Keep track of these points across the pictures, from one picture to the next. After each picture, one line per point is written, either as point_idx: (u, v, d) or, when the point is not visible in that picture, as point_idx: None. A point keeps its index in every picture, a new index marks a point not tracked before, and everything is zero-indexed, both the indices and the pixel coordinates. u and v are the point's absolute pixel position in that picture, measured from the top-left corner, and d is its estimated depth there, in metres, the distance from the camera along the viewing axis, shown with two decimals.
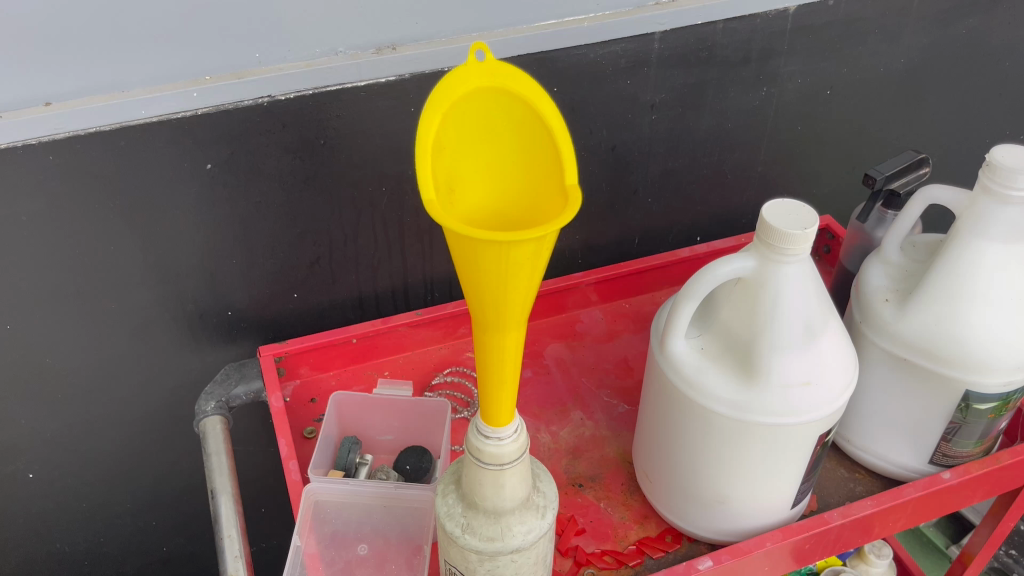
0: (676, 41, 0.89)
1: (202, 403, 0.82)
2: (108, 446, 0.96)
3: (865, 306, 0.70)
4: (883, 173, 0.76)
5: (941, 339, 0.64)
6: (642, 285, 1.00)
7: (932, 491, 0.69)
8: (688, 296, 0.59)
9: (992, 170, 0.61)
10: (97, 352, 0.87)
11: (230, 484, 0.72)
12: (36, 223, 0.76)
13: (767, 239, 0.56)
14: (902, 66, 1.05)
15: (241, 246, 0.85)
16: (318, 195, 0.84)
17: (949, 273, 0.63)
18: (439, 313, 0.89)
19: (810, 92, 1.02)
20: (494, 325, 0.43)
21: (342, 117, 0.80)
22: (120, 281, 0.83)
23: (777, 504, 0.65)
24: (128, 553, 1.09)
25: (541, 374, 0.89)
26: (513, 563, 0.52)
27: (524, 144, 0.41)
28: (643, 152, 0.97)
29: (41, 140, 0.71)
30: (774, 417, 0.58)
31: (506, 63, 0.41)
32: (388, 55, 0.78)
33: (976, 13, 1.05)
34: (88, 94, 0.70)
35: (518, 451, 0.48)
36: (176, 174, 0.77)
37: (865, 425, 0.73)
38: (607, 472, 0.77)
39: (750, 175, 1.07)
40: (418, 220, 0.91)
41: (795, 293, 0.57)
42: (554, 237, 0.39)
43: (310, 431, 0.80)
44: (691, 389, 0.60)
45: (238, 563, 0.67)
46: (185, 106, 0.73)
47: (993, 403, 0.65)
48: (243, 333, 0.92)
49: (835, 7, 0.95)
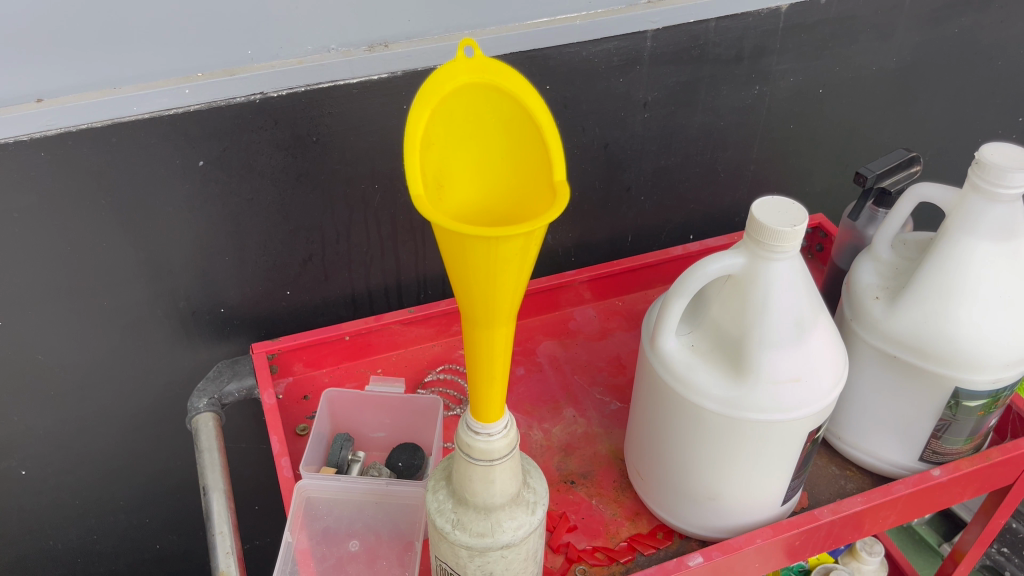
0: (668, 39, 0.89)
1: (194, 399, 0.82)
2: (100, 443, 0.96)
3: (856, 304, 0.70)
4: (873, 172, 0.76)
5: (931, 336, 0.64)
6: (634, 283, 1.00)
7: (922, 488, 0.69)
8: (679, 293, 0.59)
9: (981, 168, 0.61)
10: (90, 349, 0.87)
11: (222, 480, 0.72)
12: (29, 219, 0.75)
13: (757, 236, 0.56)
14: (894, 64, 1.06)
15: (234, 243, 0.85)
16: (310, 192, 0.84)
17: (938, 271, 0.64)
18: (432, 311, 0.89)
19: (802, 90, 1.02)
20: (483, 321, 0.43)
21: (334, 114, 0.80)
22: (113, 278, 0.83)
23: (768, 500, 0.65)
24: (121, 551, 1.08)
25: (534, 371, 0.89)
26: (503, 559, 0.52)
27: (513, 140, 0.41)
28: (635, 150, 0.98)
29: (33, 137, 0.70)
30: (764, 414, 0.58)
31: (495, 59, 0.41)
32: (380, 52, 0.78)
33: (967, 12, 1.05)
34: (79, 90, 0.70)
35: (507, 447, 0.48)
36: (168, 171, 0.77)
37: (856, 422, 0.74)
38: (599, 469, 0.78)
39: (743, 173, 1.08)
40: (411, 217, 0.91)
41: (785, 290, 0.57)
42: (543, 233, 0.39)
43: (302, 428, 0.80)
44: (681, 386, 0.60)
45: (229, 559, 0.67)
46: (177, 103, 0.73)
47: (982, 400, 0.66)
48: (236, 330, 0.92)
49: (827, 5, 0.95)
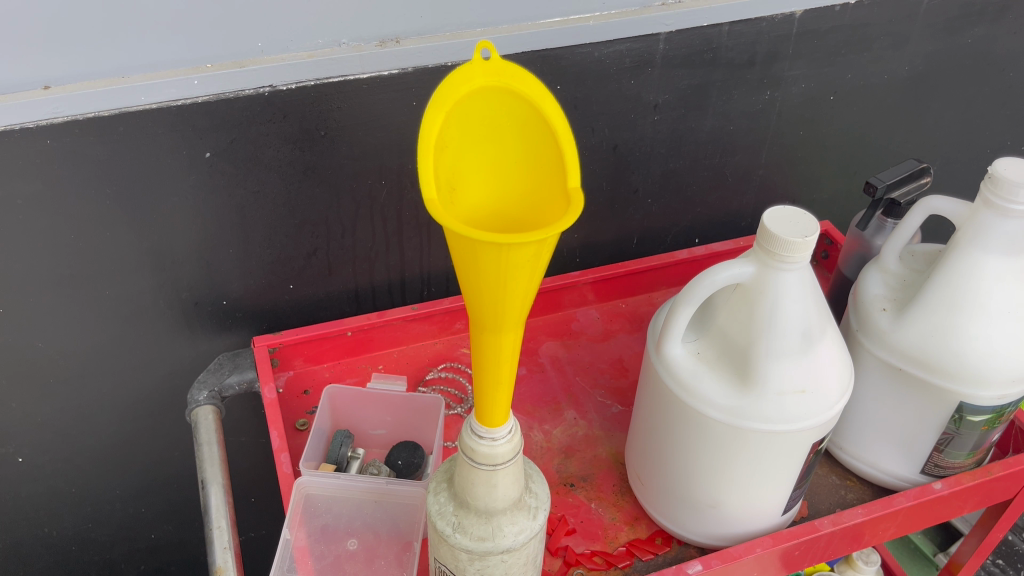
0: (681, 41, 0.89)
1: (194, 391, 0.81)
2: (99, 431, 0.96)
3: (862, 314, 0.70)
4: (884, 182, 0.76)
5: (938, 349, 0.64)
6: (639, 285, 1.00)
7: (923, 501, 0.68)
8: (687, 301, 0.59)
9: (994, 183, 0.61)
10: (91, 337, 0.87)
11: (221, 475, 0.72)
12: (33, 206, 0.75)
13: (767, 245, 0.56)
14: (906, 73, 1.05)
15: (238, 235, 0.84)
16: (316, 186, 0.84)
17: (947, 283, 0.63)
18: (436, 308, 0.88)
19: (813, 96, 1.01)
20: (492, 326, 0.42)
21: (343, 109, 0.79)
22: (115, 267, 0.82)
23: (769, 509, 0.65)
24: (115, 539, 1.08)
25: (536, 372, 0.89)
26: (504, 563, 0.52)
27: (528, 145, 0.41)
28: (645, 152, 0.97)
29: (39, 124, 0.70)
30: (768, 424, 0.58)
31: (511, 62, 0.40)
32: (392, 48, 0.77)
33: (982, 22, 1.04)
34: (88, 78, 0.70)
35: (511, 453, 0.48)
36: (175, 161, 0.77)
37: (859, 434, 0.74)
38: (599, 472, 0.77)
39: (751, 178, 1.07)
40: (417, 214, 0.91)
41: (795, 301, 0.57)
42: (556, 240, 0.39)
43: (302, 423, 0.80)
44: (686, 394, 0.60)
45: (226, 554, 0.66)
46: (186, 93, 0.73)
47: (986, 415, 0.65)
48: (238, 323, 0.92)
49: (842, 12, 0.94)
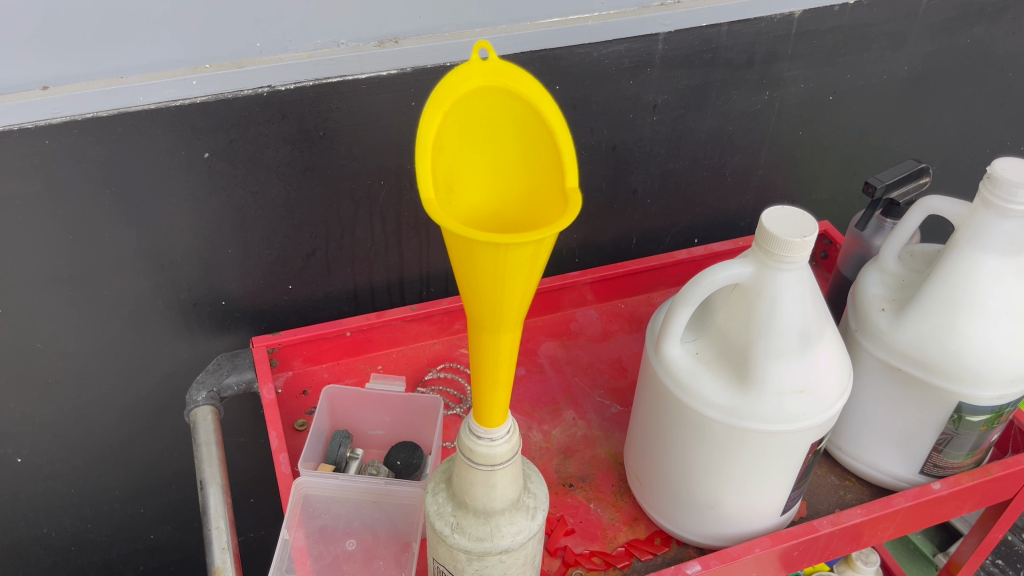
0: (680, 42, 0.89)
1: (192, 392, 0.81)
2: (98, 431, 0.95)
3: (861, 314, 0.70)
4: (883, 182, 0.75)
5: (937, 349, 0.64)
6: (638, 285, 1.00)
7: (922, 501, 0.68)
8: (685, 301, 0.59)
9: (993, 183, 0.61)
10: (91, 337, 0.87)
11: (220, 475, 0.72)
12: (32, 207, 0.75)
13: (765, 246, 0.56)
14: (905, 73, 1.05)
15: (237, 236, 0.84)
16: (315, 186, 0.83)
17: (946, 283, 0.63)
18: (435, 309, 0.88)
19: (812, 96, 1.01)
20: (490, 326, 0.42)
21: (342, 109, 0.79)
22: (114, 267, 0.82)
23: (768, 509, 0.65)
24: (114, 540, 1.08)
25: (535, 372, 0.89)
26: (502, 564, 0.52)
27: (526, 145, 0.41)
28: (644, 152, 0.97)
29: (37, 124, 0.70)
30: (767, 424, 0.58)
31: (509, 62, 0.40)
32: (391, 48, 0.77)
33: (981, 22, 1.04)
34: (87, 78, 0.70)
35: (509, 453, 0.48)
36: (174, 162, 0.77)
37: (857, 434, 0.73)
38: (598, 473, 0.77)
39: (750, 178, 1.07)
40: (416, 214, 0.90)
41: (793, 301, 0.57)
42: (554, 240, 0.39)
43: (301, 424, 0.80)
44: (685, 394, 0.60)
45: (225, 554, 0.66)
46: (185, 93, 0.73)
47: (985, 415, 0.65)
48: (237, 323, 0.92)
49: (841, 12, 0.94)
